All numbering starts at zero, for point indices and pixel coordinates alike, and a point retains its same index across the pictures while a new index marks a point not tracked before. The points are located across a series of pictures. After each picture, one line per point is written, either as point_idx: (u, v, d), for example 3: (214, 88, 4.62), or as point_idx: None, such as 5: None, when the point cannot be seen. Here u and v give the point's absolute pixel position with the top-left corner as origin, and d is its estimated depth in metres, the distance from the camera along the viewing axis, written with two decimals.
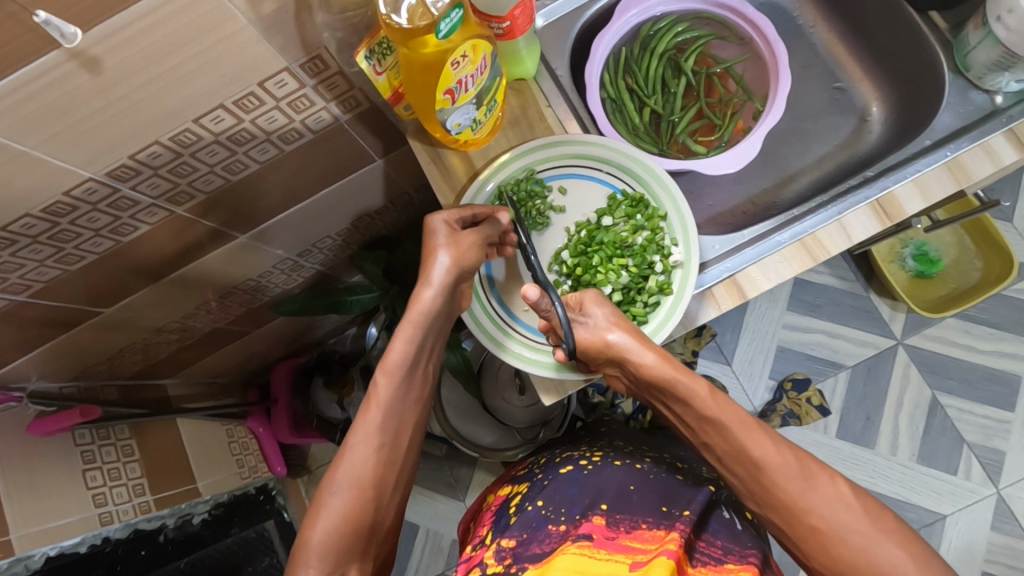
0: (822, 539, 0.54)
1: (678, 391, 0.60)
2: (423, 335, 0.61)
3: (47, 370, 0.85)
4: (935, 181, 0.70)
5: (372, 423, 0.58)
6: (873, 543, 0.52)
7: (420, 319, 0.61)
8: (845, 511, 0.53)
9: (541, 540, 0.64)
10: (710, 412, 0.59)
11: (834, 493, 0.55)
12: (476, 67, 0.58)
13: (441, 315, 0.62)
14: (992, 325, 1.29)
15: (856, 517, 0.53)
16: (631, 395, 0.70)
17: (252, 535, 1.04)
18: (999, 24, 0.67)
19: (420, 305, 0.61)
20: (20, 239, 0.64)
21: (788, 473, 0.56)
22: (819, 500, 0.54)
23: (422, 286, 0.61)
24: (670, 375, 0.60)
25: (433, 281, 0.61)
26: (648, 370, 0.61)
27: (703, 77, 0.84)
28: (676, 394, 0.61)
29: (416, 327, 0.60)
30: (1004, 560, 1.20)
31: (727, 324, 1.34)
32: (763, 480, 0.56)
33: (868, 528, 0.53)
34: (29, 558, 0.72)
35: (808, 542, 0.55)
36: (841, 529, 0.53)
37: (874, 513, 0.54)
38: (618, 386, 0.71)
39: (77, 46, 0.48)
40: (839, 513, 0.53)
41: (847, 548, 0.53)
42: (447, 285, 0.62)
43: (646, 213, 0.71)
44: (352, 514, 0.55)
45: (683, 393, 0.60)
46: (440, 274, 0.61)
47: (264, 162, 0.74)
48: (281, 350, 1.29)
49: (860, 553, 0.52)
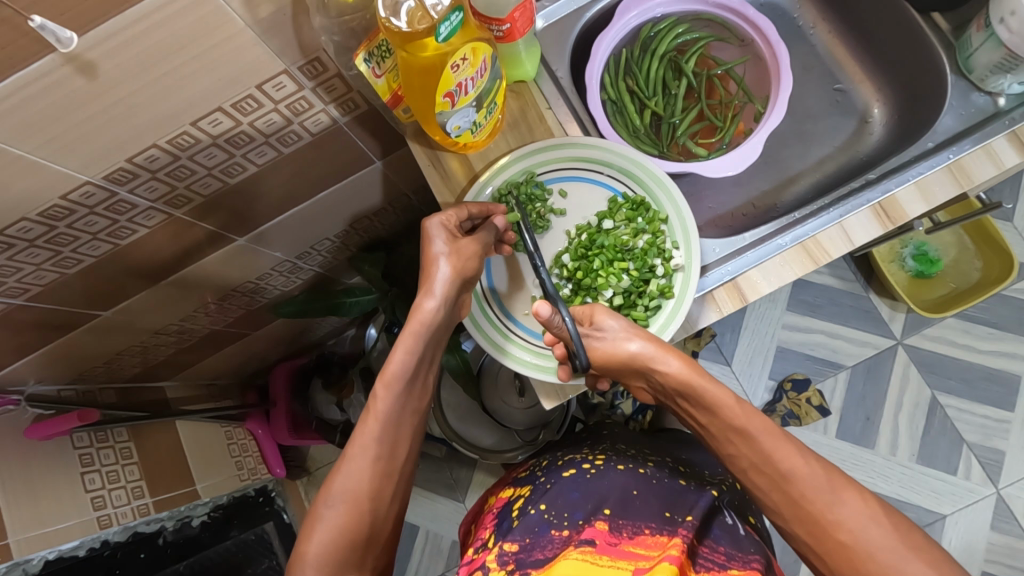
0: (849, 554, 0.53)
1: (705, 400, 0.59)
2: (424, 346, 0.60)
3: (44, 373, 0.85)
4: (938, 185, 0.69)
5: (369, 436, 0.57)
6: (904, 561, 0.51)
7: (421, 330, 0.59)
8: (875, 528, 0.53)
9: (544, 545, 0.63)
10: (737, 421, 0.58)
11: (864, 510, 0.54)
12: (475, 69, 0.57)
13: (442, 325, 0.61)
14: (991, 324, 1.29)
15: (882, 531, 0.53)
16: (656, 405, 0.70)
17: (252, 537, 1.04)
18: (1001, 26, 0.67)
19: (421, 315, 0.59)
20: (17, 243, 0.63)
21: (817, 484, 0.55)
22: (849, 515, 0.54)
23: (424, 297, 0.60)
24: (697, 383, 0.59)
25: (434, 292, 0.60)
26: (675, 377, 0.60)
27: (703, 79, 0.83)
28: (702, 402, 0.60)
29: (417, 338, 0.59)
30: (1004, 559, 1.20)
31: (727, 325, 1.34)
32: (791, 492, 0.56)
33: (897, 545, 0.52)
34: (28, 561, 0.72)
35: (835, 559, 0.55)
36: (871, 546, 0.53)
37: (884, 521, 0.53)
38: (643, 396, 0.70)
39: (73, 50, 0.47)
40: (868, 529, 0.53)
41: (876, 565, 0.52)
42: (450, 296, 0.61)
43: (646, 216, 0.71)
44: (347, 527, 0.55)
45: (710, 401, 0.59)
46: (442, 285, 0.60)
47: (263, 165, 0.73)
48: (280, 351, 1.29)
49: (890, 570, 0.52)
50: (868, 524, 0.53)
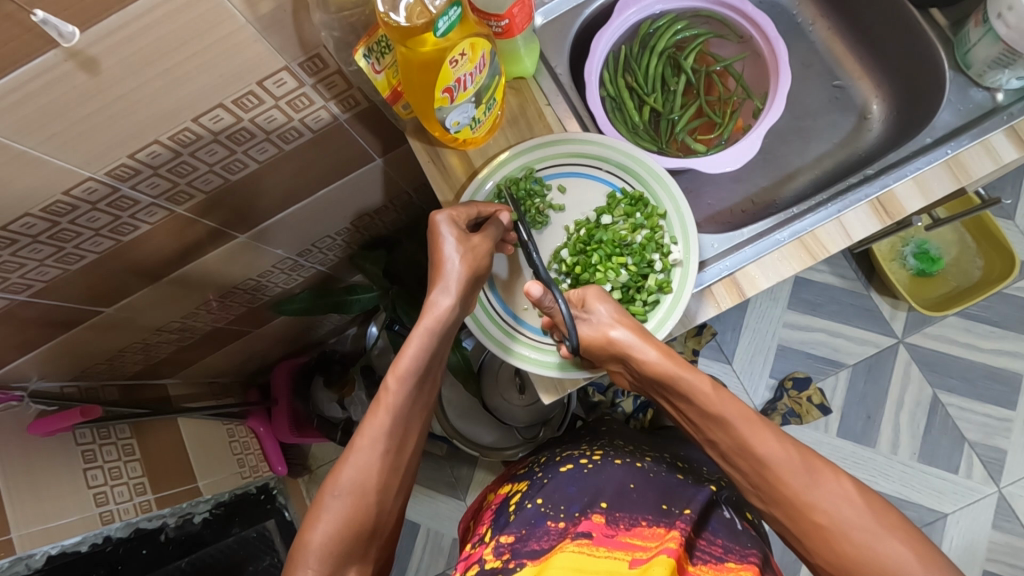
0: (826, 535, 0.54)
1: (681, 388, 0.60)
2: (436, 342, 0.60)
3: (47, 370, 0.85)
4: (935, 180, 0.69)
5: (378, 430, 0.57)
6: (877, 540, 0.52)
7: (435, 327, 0.60)
8: (849, 508, 0.53)
9: (540, 536, 0.63)
10: (714, 409, 0.58)
11: (839, 491, 0.54)
12: (474, 65, 0.58)
13: (454, 323, 0.62)
14: (992, 323, 1.29)
15: (856, 510, 0.53)
16: (636, 392, 0.70)
17: (252, 534, 1.04)
18: (999, 21, 0.67)
19: (436, 312, 0.60)
20: (20, 238, 0.64)
21: (793, 469, 0.55)
22: (823, 497, 0.54)
23: (439, 294, 0.61)
24: (674, 372, 0.60)
25: (450, 289, 0.61)
26: (653, 366, 0.61)
27: (702, 76, 0.84)
28: (679, 391, 0.60)
29: (431, 335, 0.60)
30: (1005, 558, 1.19)
31: (727, 323, 1.34)
32: (768, 476, 0.56)
33: (872, 525, 0.52)
34: (30, 556, 0.72)
35: (811, 538, 0.55)
36: (846, 526, 0.53)
37: (858, 501, 0.53)
38: (622, 383, 0.71)
39: (75, 45, 0.48)
40: (843, 510, 0.53)
41: (850, 545, 0.52)
42: (464, 294, 0.62)
43: (645, 211, 0.71)
44: (353, 519, 0.55)
45: (687, 389, 0.60)
46: (457, 281, 0.61)
47: (264, 162, 0.74)
48: (281, 349, 1.29)
49: (863, 549, 0.52)
50: (843, 505, 0.53)
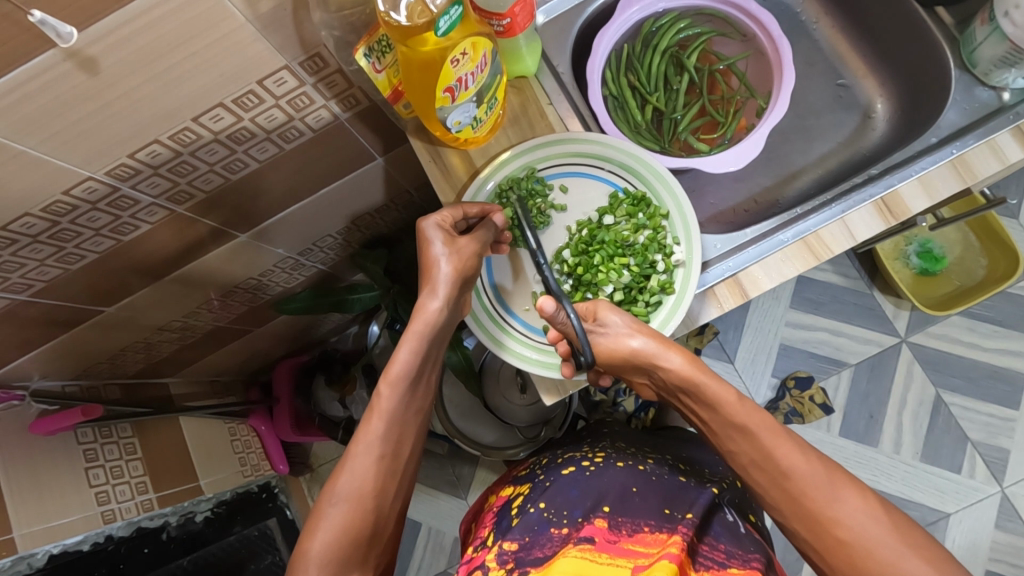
0: (848, 550, 0.53)
1: (706, 397, 0.60)
2: (428, 345, 0.60)
3: (49, 369, 0.85)
4: (941, 180, 0.69)
5: (373, 434, 0.57)
6: (902, 559, 0.51)
7: (425, 331, 0.60)
8: (872, 524, 0.53)
9: (543, 544, 0.63)
10: (737, 417, 0.59)
11: (862, 506, 0.54)
12: (476, 65, 0.57)
13: (446, 326, 0.62)
14: (996, 322, 1.28)
15: (879, 527, 0.53)
16: (658, 401, 0.71)
17: (255, 533, 1.03)
18: (1006, 20, 0.66)
19: (425, 316, 0.60)
20: (20, 238, 0.63)
21: (802, 477, 0.55)
22: (846, 512, 0.54)
23: (427, 297, 0.61)
24: (698, 379, 0.60)
25: (437, 292, 0.61)
26: (677, 373, 0.61)
27: (705, 75, 0.83)
28: (703, 399, 0.60)
29: (420, 339, 0.60)
30: (1008, 558, 1.19)
31: (729, 322, 1.34)
32: (791, 489, 0.56)
33: (896, 542, 0.52)
34: (32, 556, 0.72)
35: (831, 551, 0.54)
36: (869, 542, 0.52)
37: (881, 517, 0.53)
38: (646, 391, 0.71)
39: (73, 45, 0.47)
40: (866, 524, 0.53)
41: (875, 561, 0.52)
42: (453, 296, 0.61)
43: (647, 212, 0.71)
44: (352, 526, 0.54)
45: (711, 397, 0.60)
46: (445, 285, 0.61)
47: (264, 161, 0.73)
48: (283, 348, 1.30)
49: (888, 567, 0.51)
50: (865, 520, 0.53)
